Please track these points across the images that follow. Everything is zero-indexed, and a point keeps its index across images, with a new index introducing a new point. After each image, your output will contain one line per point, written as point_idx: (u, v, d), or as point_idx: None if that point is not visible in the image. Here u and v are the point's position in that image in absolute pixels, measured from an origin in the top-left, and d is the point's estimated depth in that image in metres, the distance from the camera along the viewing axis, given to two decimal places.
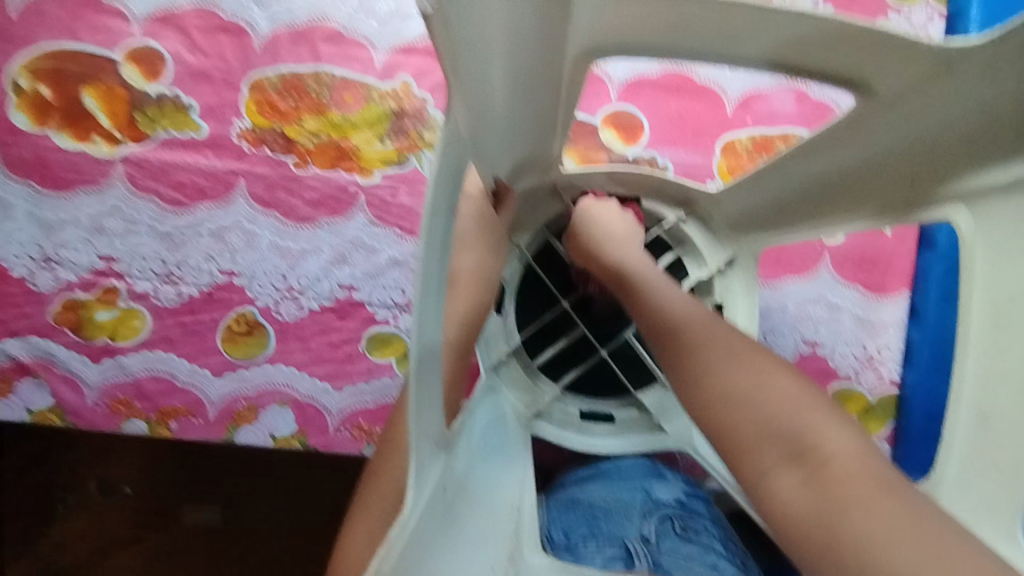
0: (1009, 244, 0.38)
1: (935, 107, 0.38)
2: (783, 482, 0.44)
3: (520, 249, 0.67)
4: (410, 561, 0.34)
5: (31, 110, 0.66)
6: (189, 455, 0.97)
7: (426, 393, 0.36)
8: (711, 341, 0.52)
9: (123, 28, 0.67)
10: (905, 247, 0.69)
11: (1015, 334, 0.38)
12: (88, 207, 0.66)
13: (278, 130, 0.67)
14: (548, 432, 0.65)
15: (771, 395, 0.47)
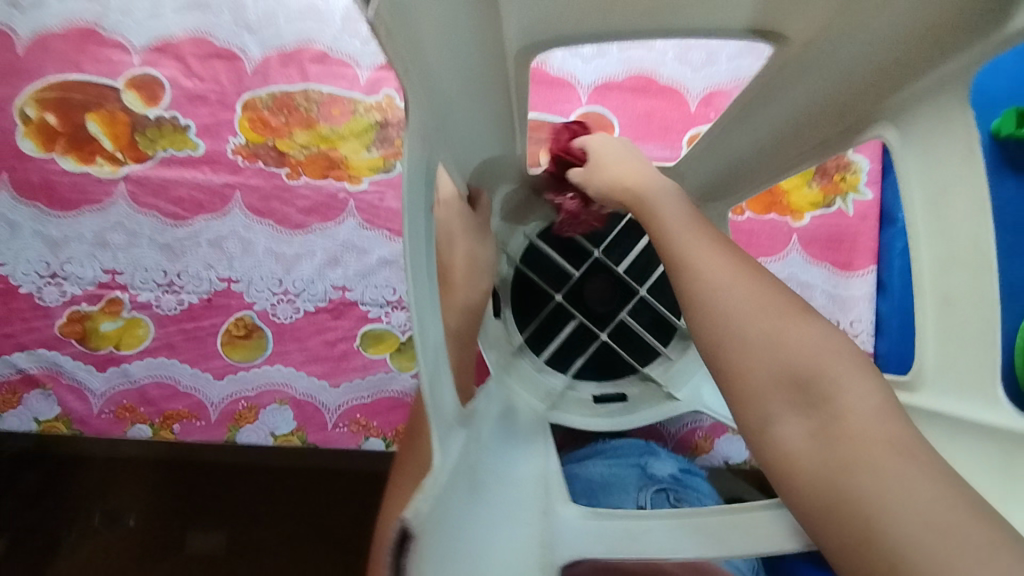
0: (935, 150, 0.37)
1: (837, 45, 0.40)
2: (794, 431, 0.36)
3: (508, 252, 0.70)
4: (440, 528, 0.34)
5: (37, 138, 0.70)
6: (193, 478, 0.98)
7: (436, 368, 0.36)
8: (707, 270, 0.42)
9: (123, 58, 0.72)
10: (867, 224, 0.73)
11: (954, 224, 0.36)
12: (92, 224, 0.70)
13: (271, 144, 0.72)
14: (564, 420, 0.67)
15: (780, 341, 0.38)
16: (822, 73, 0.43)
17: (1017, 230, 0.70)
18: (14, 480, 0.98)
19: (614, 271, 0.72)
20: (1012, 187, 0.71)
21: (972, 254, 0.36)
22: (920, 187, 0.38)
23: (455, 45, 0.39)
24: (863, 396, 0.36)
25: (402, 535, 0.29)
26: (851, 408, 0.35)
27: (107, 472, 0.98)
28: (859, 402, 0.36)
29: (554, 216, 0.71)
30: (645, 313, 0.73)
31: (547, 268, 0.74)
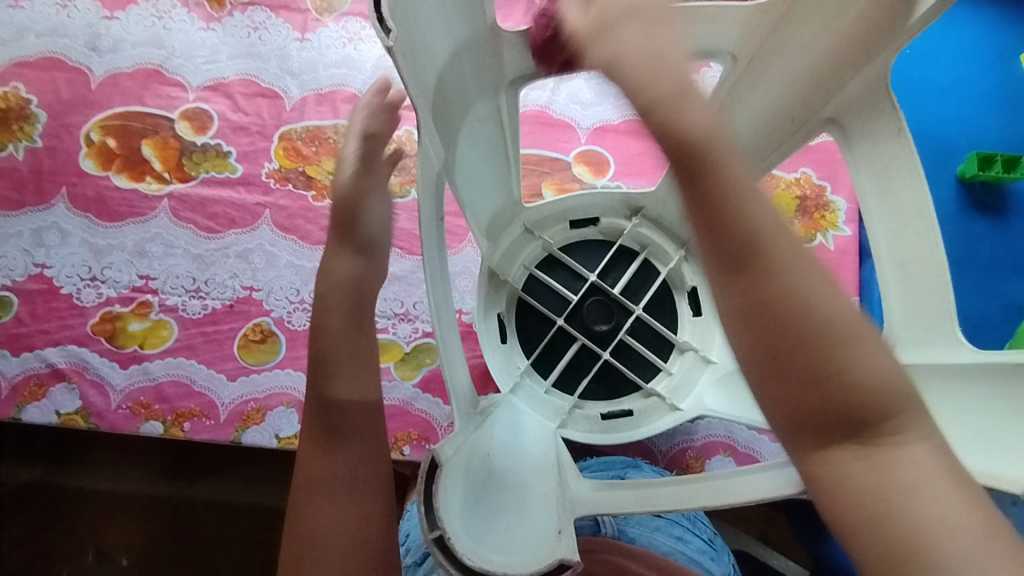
0: (875, 143, 0.44)
1: (776, 52, 0.46)
2: (842, 458, 0.32)
3: (510, 282, 0.71)
4: (464, 471, 0.40)
5: (97, 159, 0.79)
6: (193, 515, 0.94)
7: (450, 347, 0.43)
8: (786, 266, 0.32)
9: (181, 94, 0.82)
10: (848, 258, 0.77)
11: (901, 193, 0.43)
12: (134, 234, 0.77)
13: (300, 170, 0.80)
14: (576, 437, 0.68)
15: (851, 368, 0.31)
16: (779, 71, 0.48)
17: (988, 266, 0.75)
18: (10, 517, 0.94)
19: (611, 293, 0.71)
20: (978, 226, 0.76)
21: (917, 218, 0.42)
22: (869, 166, 0.45)
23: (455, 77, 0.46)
24: (926, 432, 0.32)
25: (432, 461, 0.36)
26: (912, 448, 0.31)
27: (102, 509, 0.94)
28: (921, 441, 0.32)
29: (552, 246, 0.72)
30: (646, 328, 0.73)
31: (546, 295, 0.73)
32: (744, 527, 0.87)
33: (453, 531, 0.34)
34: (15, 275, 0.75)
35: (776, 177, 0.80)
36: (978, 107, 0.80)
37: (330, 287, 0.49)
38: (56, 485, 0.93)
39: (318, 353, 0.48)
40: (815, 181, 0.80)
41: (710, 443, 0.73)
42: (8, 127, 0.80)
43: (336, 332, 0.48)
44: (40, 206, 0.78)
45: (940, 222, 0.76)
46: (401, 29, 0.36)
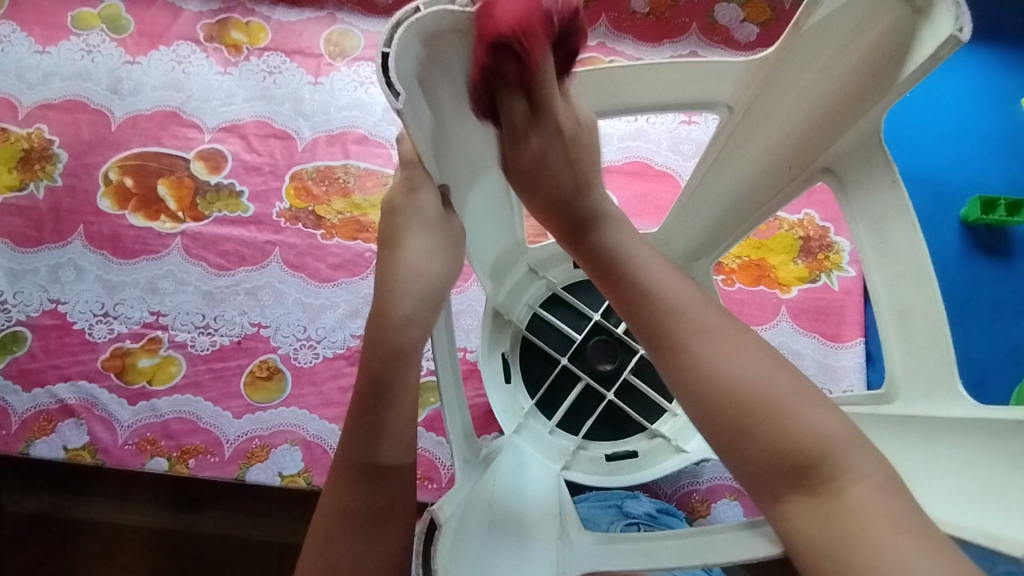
0: (874, 196, 0.44)
1: (776, 102, 0.47)
2: (796, 512, 0.33)
3: (514, 323, 0.72)
4: (463, 525, 0.42)
5: (114, 197, 0.82)
6: (195, 552, 0.93)
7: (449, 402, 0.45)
8: (694, 339, 0.37)
9: (197, 135, 0.85)
10: (853, 299, 0.77)
11: (895, 245, 0.43)
12: (147, 271, 0.79)
13: (311, 209, 0.82)
14: (580, 479, 0.68)
15: (771, 419, 0.34)
16: (776, 121, 0.49)
17: (995, 308, 0.75)
18: (15, 552, 0.94)
19: (615, 332, 0.71)
20: (983, 268, 0.76)
21: (915, 268, 0.42)
22: (865, 218, 0.45)
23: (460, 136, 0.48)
24: (868, 475, 0.33)
25: (431, 521, 0.39)
26: (854, 490, 0.32)
27: (105, 544, 0.93)
28: (864, 481, 0.32)
29: (556, 287, 0.73)
30: (650, 368, 0.72)
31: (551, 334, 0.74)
32: None
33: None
34: (29, 310, 0.77)
35: (779, 218, 0.80)
36: (979, 150, 0.80)
37: (397, 314, 0.42)
38: (62, 520, 0.93)
39: (377, 380, 0.42)
40: (819, 222, 0.80)
41: (715, 486, 0.72)
42: (31, 166, 0.83)
43: (396, 362, 0.42)
44: (57, 243, 0.80)
45: (944, 264, 0.76)
46: (409, 90, 0.38)
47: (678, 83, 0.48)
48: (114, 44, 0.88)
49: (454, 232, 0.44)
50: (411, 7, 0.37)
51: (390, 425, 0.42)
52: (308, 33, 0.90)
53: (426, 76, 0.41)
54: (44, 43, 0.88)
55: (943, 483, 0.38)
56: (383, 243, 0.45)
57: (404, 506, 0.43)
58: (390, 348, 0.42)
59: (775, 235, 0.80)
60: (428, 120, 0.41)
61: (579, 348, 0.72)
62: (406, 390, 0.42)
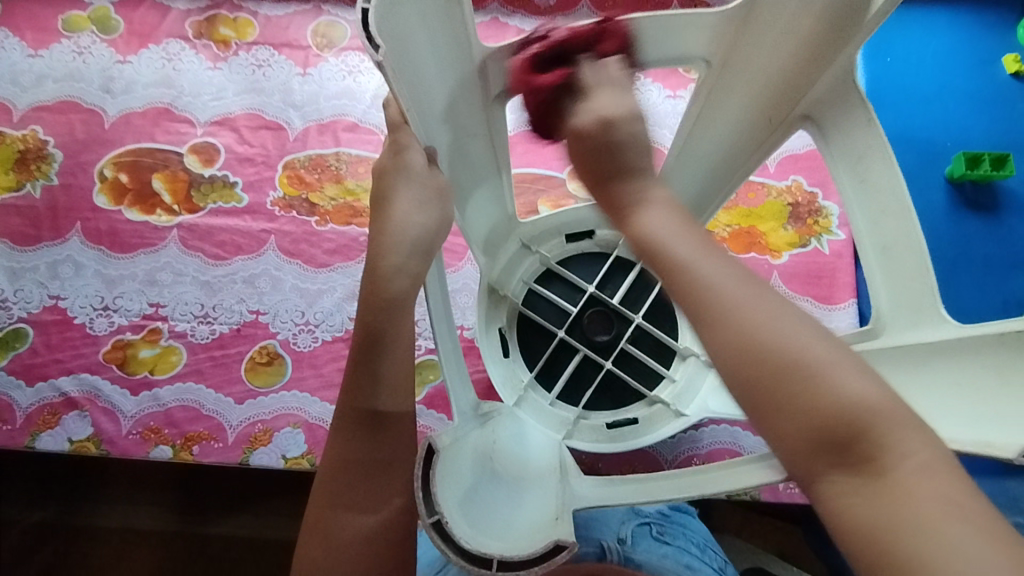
0: (848, 134, 0.48)
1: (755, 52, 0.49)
2: (841, 492, 0.31)
3: (510, 298, 0.72)
4: (459, 463, 0.41)
5: (110, 193, 0.83)
6: (205, 549, 0.93)
7: (452, 360, 0.46)
8: (736, 308, 0.34)
9: (189, 130, 0.86)
10: (844, 261, 0.78)
11: (875, 182, 0.47)
12: (145, 264, 0.80)
13: (304, 197, 0.83)
14: (583, 447, 0.68)
15: (818, 394, 0.31)
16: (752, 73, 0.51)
17: (984, 263, 0.76)
18: (24, 555, 0.94)
19: (610, 302, 0.71)
20: (971, 224, 0.77)
21: (894, 203, 0.46)
22: (843, 162, 0.49)
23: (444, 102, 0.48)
24: (919, 452, 0.30)
25: (429, 448, 0.38)
26: (902, 470, 0.30)
27: (114, 544, 0.93)
28: (915, 462, 0.30)
29: (550, 260, 0.73)
30: (646, 337, 0.73)
31: (547, 307, 0.73)
32: (760, 543, 0.85)
33: (452, 517, 0.36)
34: (31, 307, 0.78)
35: (767, 185, 0.81)
36: (961, 108, 0.81)
37: (386, 263, 0.45)
38: (71, 522, 0.94)
39: (371, 333, 0.45)
40: (807, 187, 0.81)
41: (715, 449, 0.73)
42: (27, 167, 0.84)
43: (387, 311, 0.45)
44: (55, 241, 0.81)
45: (932, 221, 0.77)
46: (390, 45, 0.38)
47: (657, 45, 0.50)
48: (105, 45, 0.89)
49: (441, 188, 0.46)
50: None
51: (387, 375, 0.45)
52: (295, 26, 0.91)
53: (406, 35, 0.40)
54: (36, 47, 0.89)
55: (934, 406, 0.42)
56: (375, 208, 0.47)
57: (404, 459, 0.47)
58: (382, 299, 0.45)
59: (765, 203, 0.81)
60: (412, 79, 0.42)
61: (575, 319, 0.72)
62: (400, 339, 0.46)
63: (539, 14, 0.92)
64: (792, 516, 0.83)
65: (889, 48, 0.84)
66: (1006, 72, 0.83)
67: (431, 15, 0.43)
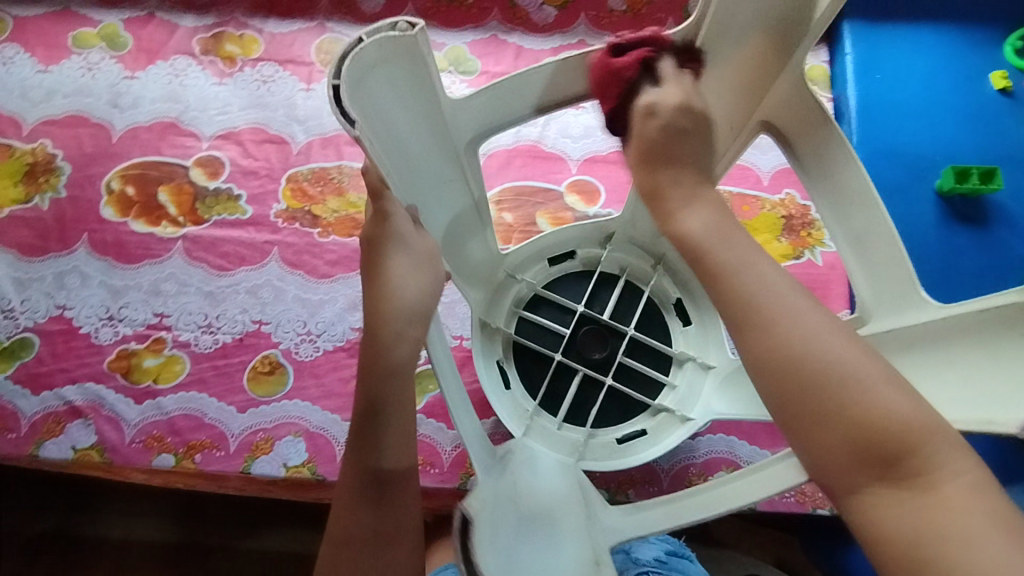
0: (811, 124, 0.52)
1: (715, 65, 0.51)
2: (880, 501, 0.34)
3: (501, 330, 0.72)
4: (494, 527, 0.45)
5: (117, 205, 0.84)
6: (205, 562, 0.93)
7: (451, 379, 0.49)
8: (787, 325, 0.36)
9: (195, 143, 0.88)
10: (837, 273, 0.79)
11: (838, 177, 0.52)
12: (150, 274, 0.81)
13: (307, 209, 0.84)
14: (597, 468, 0.68)
15: (865, 405, 0.34)
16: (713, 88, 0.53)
17: (974, 275, 0.77)
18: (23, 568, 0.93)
19: (601, 318, 0.71)
20: (961, 236, 0.79)
21: (860, 194, 0.51)
22: (808, 153, 0.53)
23: (420, 156, 0.51)
24: (963, 471, 0.34)
25: (462, 517, 0.42)
26: (939, 483, 0.33)
27: (114, 555, 0.93)
28: (959, 479, 0.33)
29: (536, 286, 0.73)
30: (640, 347, 0.74)
31: (540, 333, 0.73)
32: (759, 554, 0.85)
33: None
34: (37, 316, 0.79)
35: (761, 199, 0.83)
36: (949, 124, 0.83)
37: (387, 330, 0.46)
38: (71, 534, 0.94)
39: (369, 402, 0.47)
40: (800, 201, 0.83)
41: (711, 459, 0.74)
42: (36, 180, 0.85)
43: (389, 376, 0.46)
44: (62, 252, 0.82)
45: (921, 235, 0.79)
46: (364, 118, 0.41)
47: None
48: (114, 60, 0.92)
49: (431, 251, 0.48)
50: (354, 39, 0.40)
51: (390, 449, 0.47)
52: (300, 43, 0.93)
53: (375, 104, 0.43)
54: (46, 63, 0.91)
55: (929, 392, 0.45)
56: (366, 272, 0.48)
57: (405, 530, 0.48)
58: (376, 368, 0.46)
59: (759, 215, 0.82)
60: (387, 138, 0.45)
61: (569, 340, 0.72)
62: (401, 405, 0.47)
63: (537, 32, 0.94)
64: (789, 526, 0.84)
65: (878, 65, 0.86)
66: (992, 88, 0.85)
67: (391, 77, 0.45)
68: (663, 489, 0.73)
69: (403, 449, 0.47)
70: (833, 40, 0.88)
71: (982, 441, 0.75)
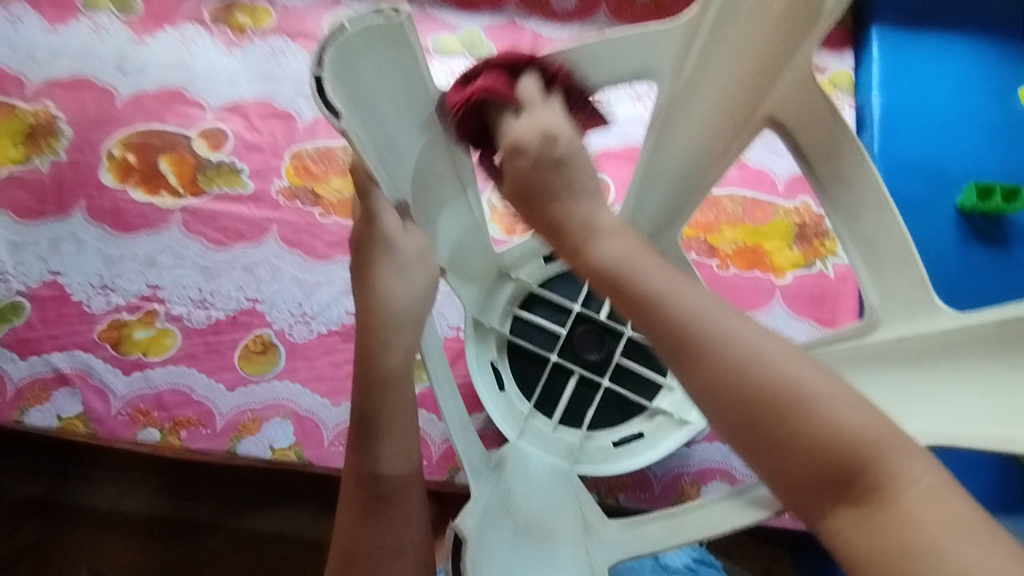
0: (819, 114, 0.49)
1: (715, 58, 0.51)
2: (845, 525, 0.32)
3: (495, 330, 0.70)
4: (484, 552, 0.43)
5: (117, 172, 0.82)
6: (188, 537, 0.92)
7: (439, 376, 0.48)
8: (715, 345, 0.34)
9: (200, 114, 0.86)
10: (848, 285, 0.77)
11: (849, 177, 0.49)
12: (146, 245, 0.80)
13: (309, 188, 0.82)
14: (592, 472, 0.66)
15: (807, 427, 0.32)
16: (715, 79, 0.52)
17: (989, 294, 0.75)
18: (7, 532, 0.92)
19: (598, 319, 0.70)
20: (979, 255, 0.76)
21: (873, 198, 0.48)
22: (817, 150, 0.51)
23: (409, 151, 0.48)
24: (918, 477, 0.31)
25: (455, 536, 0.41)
26: (903, 492, 0.31)
27: (98, 524, 0.92)
28: (919, 487, 0.31)
29: (531, 285, 0.71)
30: (637, 348, 0.71)
31: (536, 333, 0.71)
32: (748, 566, 0.84)
33: None
34: (29, 281, 0.78)
35: (774, 204, 0.81)
36: (975, 139, 0.80)
37: (376, 338, 0.45)
38: (56, 501, 0.93)
39: (367, 412, 0.46)
40: (815, 209, 0.81)
41: (706, 468, 0.72)
42: (37, 142, 0.84)
43: (383, 388, 0.45)
44: (59, 216, 0.81)
45: (938, 251, 0.76)
46: (350, 107, 0.38)
47: (620, 59, 0.51)
48: (122, 24, 0.90)
49: (422, 251, 0.45)
50: (336, 23, 0.38)
51: (387, 469, 0.46)
52: (312, 17, 0.91)
53: (363, 92, 0.41)
54: (54, 22, 0.89)
55: (943, 407, 0.42)
56: (355, 277, 0.46)
57: (410, 542, 0.47)
58: (371, 376, 0.45)
59: (771, 222, 0.80)
60: (376, 130, 0.42)
61: (565, 341, 0.70)
62: (398, 419, 0.46)
63: (556, 20, 0.91)
64: (781, 541, 0.82)
65: (907, 73, 0.83)
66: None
67: (380, 63, 0.42)
68: (655, 496, 0.71)
69: (402, 458, 0.46)
70: (860, 45, 0.86)
71: (987, 470, 0.72)
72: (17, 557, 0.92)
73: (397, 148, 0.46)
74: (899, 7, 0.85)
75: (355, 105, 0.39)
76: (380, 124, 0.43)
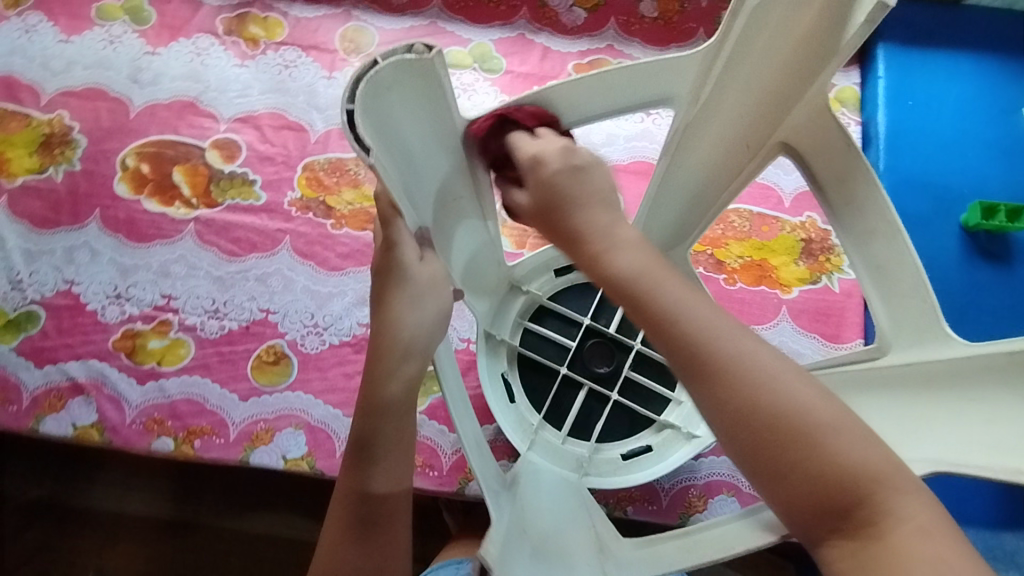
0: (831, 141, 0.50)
1: (731, 87, 0.51)
2: (837, 552, 0.34)
3: (506, 342, 0.71)
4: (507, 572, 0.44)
5: (131, 182, 0.83)
6: (197, 542, 0.93)
7: (456, 395, 0.49)
8: (734, 373, 0.35)
9: (213, 124, 0.87)
10: (853, 301, 0.78)
11: (861, 204, 0.50)
12: (160, 255, 0.81)
13: (321, 200, 0.83)
14: (601, 484, 0.67)
15: (815, 459, 0.34)
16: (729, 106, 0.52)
17: (994, 312, 0.76)
18: (18, 535, 0.93)
19: (608, 333, 0.70)
20: (982, 273, 0.77)
21: (883, 222, 0.49)
22: (826, 175, 0.52)
23: (431, 176, 0.49)
24: (913, 517, 0.33)
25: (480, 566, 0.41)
26: (900, 530, 0.33)
27: (108, 528, 0.93)
28: (913, 526, 0.33)
29: (542, 298, 0.72)
30: (646, 361, 0.73)
31: (545, 345, 0.72)
32: None
33: None
34: (44, 290, 0.79)
35: (780, 219, 0.82)
36: (981, 157, 0.81)
37: (391, 359, 0.46)
38: (64, 505, 0.94)
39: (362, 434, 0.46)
40: (820, 225, 0.82)
41: (712, 481, 0.73)
42: (51, 151, 0.85)
43: (383, 413, 0.46)
44: (74, 225, 0.82)
45: (943, 268, 0.77)
46: (377, 141, 0.39)
47: (633, 86, 0.52)
48: (136, 35, 0.91)
49: (436, 276, 0.46)
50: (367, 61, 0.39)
51: (376, 489, 0.46)
52: (324, 30, 0.92)
53: (389, 124, 0.42)
54: (68, 32, 0.90)
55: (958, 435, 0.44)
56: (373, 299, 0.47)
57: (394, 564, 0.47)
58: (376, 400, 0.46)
59: (777, 237, 0.81)
60: (400, 159, 0.43)
61: (575, 354, 0.71)
62: (393, 445, 0.47)
63: (565, 34, 0.92)
64: (784, 551, 0.83)
65: (912, 91, 0.84)
66: None
67: (405, 95, 0.43)
68: (662, 508, 0.72)
69: (391, 482, 0.47)
70: (867, 62, 0.86)
71: (989, 487, 0.73)
72: (27, 559, 0.93)
73: (419, 175, 0.47)
74: (905, 26, 0.86)
75: (381, 137, 0.40)
76: (403, 152, 0.44)
